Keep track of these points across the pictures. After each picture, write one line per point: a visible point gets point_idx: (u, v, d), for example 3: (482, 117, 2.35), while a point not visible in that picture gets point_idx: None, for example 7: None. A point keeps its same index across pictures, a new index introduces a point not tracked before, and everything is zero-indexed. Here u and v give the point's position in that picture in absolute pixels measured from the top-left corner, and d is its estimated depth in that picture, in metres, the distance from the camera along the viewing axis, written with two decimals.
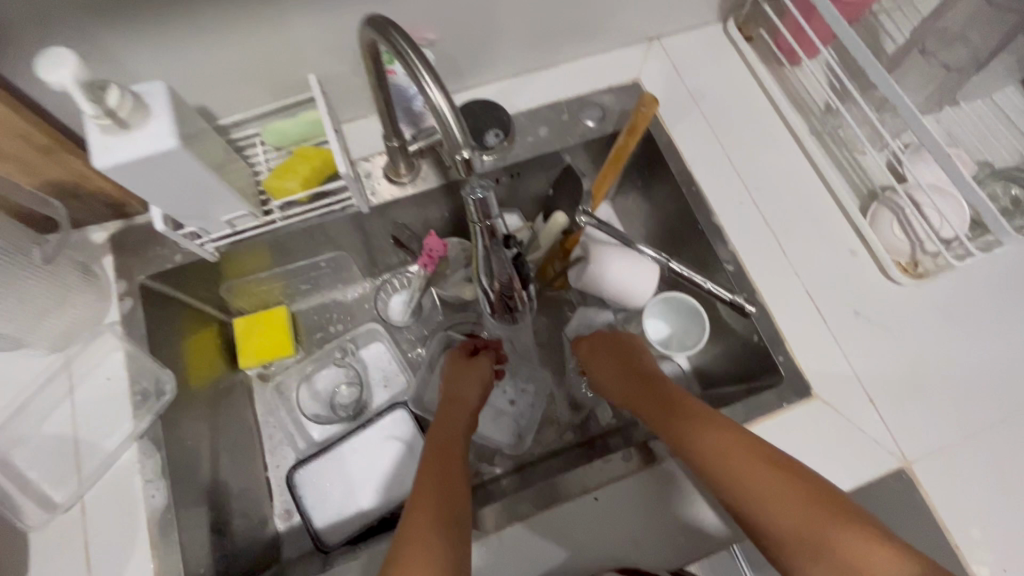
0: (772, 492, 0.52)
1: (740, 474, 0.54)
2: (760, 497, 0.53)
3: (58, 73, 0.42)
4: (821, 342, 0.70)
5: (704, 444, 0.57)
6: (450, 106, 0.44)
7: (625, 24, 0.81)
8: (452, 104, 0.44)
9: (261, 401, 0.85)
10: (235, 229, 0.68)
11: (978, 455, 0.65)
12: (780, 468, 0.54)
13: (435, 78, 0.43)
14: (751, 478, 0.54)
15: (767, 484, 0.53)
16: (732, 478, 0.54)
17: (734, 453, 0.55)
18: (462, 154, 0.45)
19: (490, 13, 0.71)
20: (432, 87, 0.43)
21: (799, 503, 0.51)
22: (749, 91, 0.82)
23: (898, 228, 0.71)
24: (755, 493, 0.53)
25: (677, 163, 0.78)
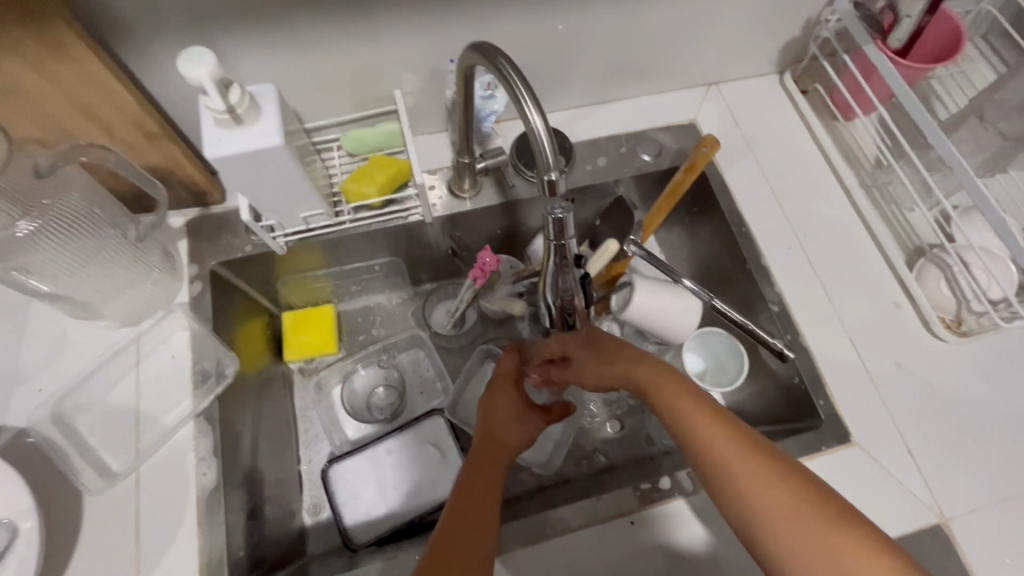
0: (777, 500, 0.48)
1: (742, 474, 0.49)
2: (755, 498, 0.49)
3: (198, 70, 0.46)
4: (863, 390, 0.71)
5: (705, 437, 0.52)
6: (545, 129, 0.47)
7: (688, 68, 0.85)
8: (548, 127, 0.47)
9: (300, 395, 0.87)
10: (308, 225, 0.72)
11: (1017, 518, 0.65)
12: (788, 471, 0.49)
13: (535, 102, 0.47)
14: (754, 481, 0.49)
15: (773, 486, 0.48)
16: (730, 476, 0.50)
17: (738, 450, 0.50)
18: (550, 175, 0.48)
19: (565, 47, 0.75)
20: (532, 110, 0.47)
21: (812, 517, 0.47)
22: (802, 141, 0.86)
23: (944, 286, 0.72)
24: (753, 496, 0.49)
25: (728, 203, 0.81)
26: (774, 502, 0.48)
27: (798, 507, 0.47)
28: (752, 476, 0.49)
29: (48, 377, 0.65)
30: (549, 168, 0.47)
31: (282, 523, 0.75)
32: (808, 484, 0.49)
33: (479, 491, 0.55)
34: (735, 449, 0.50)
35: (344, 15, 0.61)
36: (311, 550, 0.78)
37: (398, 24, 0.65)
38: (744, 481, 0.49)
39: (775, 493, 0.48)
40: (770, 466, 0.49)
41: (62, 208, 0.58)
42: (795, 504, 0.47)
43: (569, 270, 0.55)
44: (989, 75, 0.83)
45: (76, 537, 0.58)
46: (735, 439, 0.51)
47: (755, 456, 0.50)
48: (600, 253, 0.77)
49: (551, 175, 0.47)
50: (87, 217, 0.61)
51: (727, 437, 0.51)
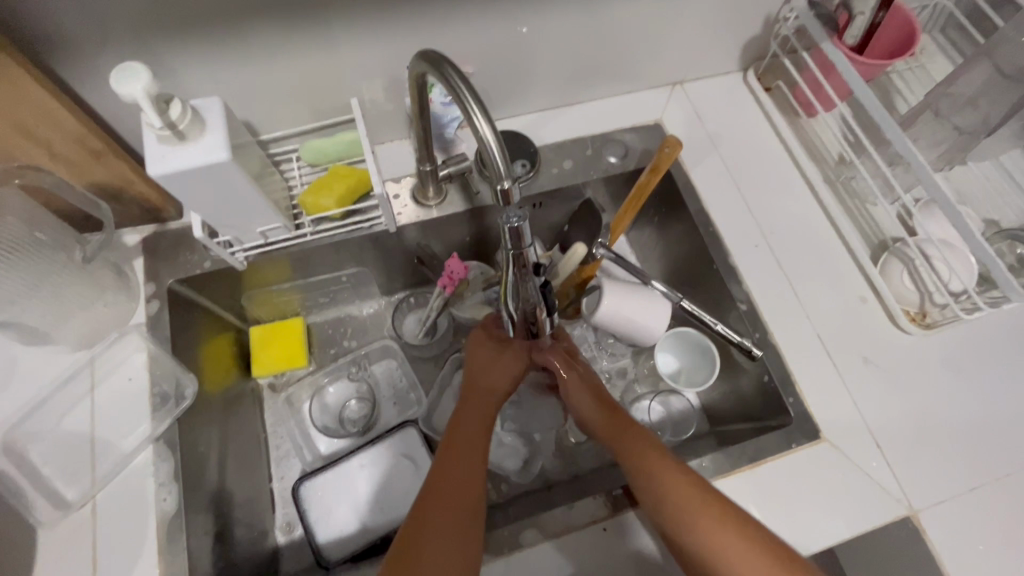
0: (724, 544, 0.53)
1: (691, 521, 0.54)
2: (708, 540, 0.53)
3: (132, 86, 0.44)
4: (831, 385, 0.71)
5: (661, 483, 0.57)
6: (496, 136, 0.47)
7: (651, 69, 0.85)
8: (498, 135, 0.46)
9: (270, 411, 0.86)
10: (267, 240, 0.71)
11: (983, 507, 0.66)
12: (739, 517, 0.54)
13: (483, 110, 0.46)
14: (709, 527, 0.54)
15: (724, 534, 0.53)
16: (684, 523, 0.55)
17: (692, 500, 0.55)
18: (503, 183, 0.47)
19: (525, 50, 0.75)
20: (480, 118, 0.46)
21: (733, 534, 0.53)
22: (767, 139, 0.86)
23: (908, 279, 0.73)
24: (705, 537, 0.53)
25: (695, 203, 0.81)
26: (729, 545, 0.53)
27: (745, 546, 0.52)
28: (704, 524, 0.54)
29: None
30: (502, 175, 0.47)
31: (252, 544, 0.74)
32: (749, 522, 0.54)
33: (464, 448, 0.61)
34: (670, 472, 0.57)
35: (293, 24, 0.60)
36: (284, 571, 0.76)
37: (350, 31, 0.63)
38: (698, 524, 0.54)
39: (731, 537, 0.53)
40: (720, 513, 0.54)
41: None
42: (742, 543, 0.52)
43: (529, 278, 0.54)
44: (946, 68, 0.84)
45: (30, 572, 0.56)
46: (690, 491, 0.56)
47: (703, 504, 0.55)
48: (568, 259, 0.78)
49: (504, 184, 0.47)
50: (28, 242, 0.58)
51: (687, 487, 0.56)
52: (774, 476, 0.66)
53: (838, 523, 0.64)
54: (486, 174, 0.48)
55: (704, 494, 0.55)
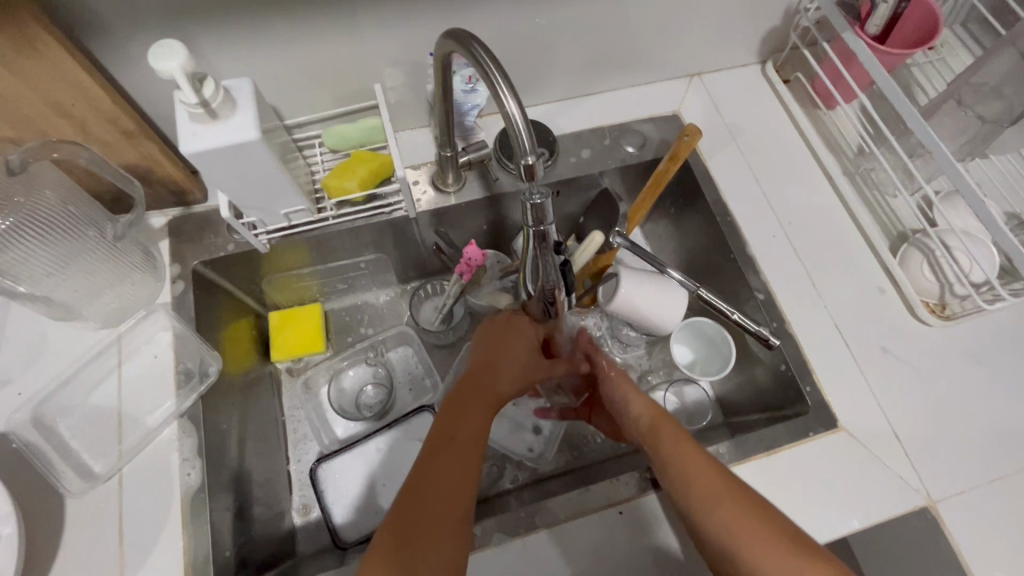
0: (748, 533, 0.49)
1: (717, 515, 0.51)
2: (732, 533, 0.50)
3: (170, 62, 0.46)
4: (849, 374, 0.71)
5: (689, 473, 0.54)
6: (521, 114, 0.47)
7: (671, 59, 0.85)
8: (524, 114, 0.47)
9: (288, 395, 0.87)
10: (290, 223, 0.71)
11: (1004, 500, 0.65)
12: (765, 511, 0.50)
13: (510, 88, 0.47)
14: (738, 519, 0.50)
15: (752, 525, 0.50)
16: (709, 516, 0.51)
17: (725, 495, 0.52)
18: (528, 160, 0.48)
19: (547, 39, 0.75)
20: (506, 95, 0.47)
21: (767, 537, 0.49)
22: (785, 130, 0.86)
23: (928, 269, 0.72)
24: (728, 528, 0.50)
25: (712, 193, 0.81)
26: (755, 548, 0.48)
27: (776, 545, 0.48)
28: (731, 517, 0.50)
29: (28, 380, 0.64)
30: (527, 152, 0.47)
31: (271, 524, 0.75)
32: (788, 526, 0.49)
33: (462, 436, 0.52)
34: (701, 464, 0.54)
35: (320, 10, 0.61)
36: (300, 551, 0.77)
37: (375, 17, 0.64)
38: (723, 518, 0.51)
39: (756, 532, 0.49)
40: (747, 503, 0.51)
41: (34, 206, 0.58)
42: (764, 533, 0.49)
43: (550, 257, 0.55)
44: (967, 61, 0.84)
45: (58, 539, 0.58)
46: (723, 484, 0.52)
47: (737, 497, 0.51)
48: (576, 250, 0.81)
49: (528, 161, 0.48)
50: (61, 217, 0.60)
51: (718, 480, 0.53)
52: (791, 465, 0.66)
53: (853, 511, 0.64)
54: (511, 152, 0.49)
55: (737, 490, 0.52)
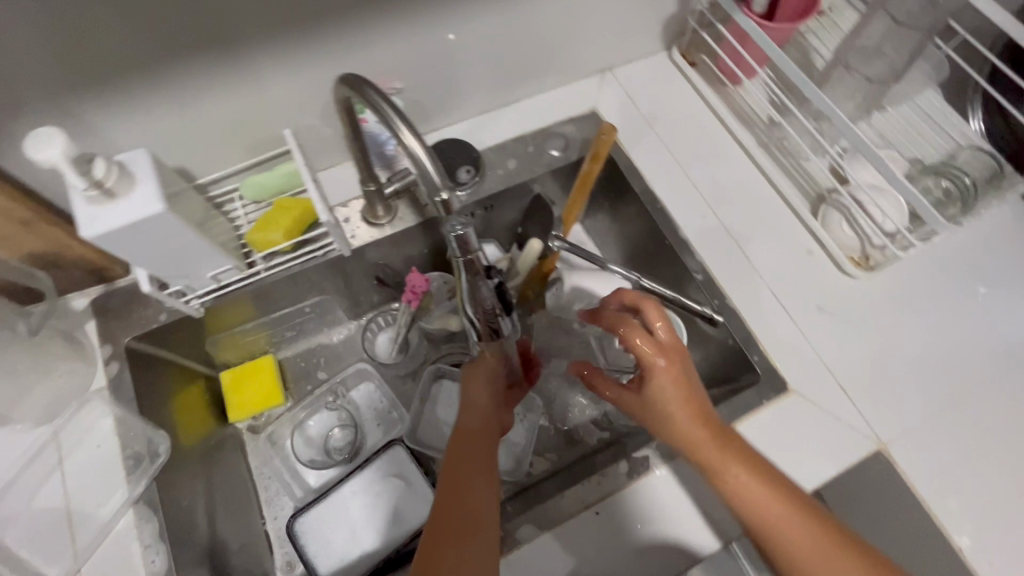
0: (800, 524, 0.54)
1: (763, 507, 0.55)
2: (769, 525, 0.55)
3: (47, 151, 0.43)
4: (791, 337, 0.74)
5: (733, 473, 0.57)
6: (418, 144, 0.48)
7: (579, 58, 0.86)
8: (421, 141, 0.48)
9: (254, 454, 0.86)
10: (220, 283, 0.69)
11: (946, 428, 0.70)
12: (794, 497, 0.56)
13: (408, 125, 0.48)
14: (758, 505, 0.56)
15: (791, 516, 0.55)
16: (758, 513, 0.55)
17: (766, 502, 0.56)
18: (442, 195, 0.49)
19: (452, 58, 0.75)
20: (406, 132, 0.48)
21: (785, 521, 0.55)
22: (699, 111, 0.89)
23: (847, 226, 0.76)
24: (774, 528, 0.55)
25: (639, 184, 0.83)
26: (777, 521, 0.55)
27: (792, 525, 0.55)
28: (771, 513, 0.55)
29: None
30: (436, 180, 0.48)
31: None
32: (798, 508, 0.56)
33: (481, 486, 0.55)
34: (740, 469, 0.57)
35: (211, 63, 0.59)
36: None
37: (272, 62, 0.63)
38: (762, 505, 0.55)
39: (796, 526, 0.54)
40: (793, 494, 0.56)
41: None
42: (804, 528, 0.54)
43: (484, 282, 0.55)
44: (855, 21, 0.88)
45: None
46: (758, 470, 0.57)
47: (788, 501, 0.55)
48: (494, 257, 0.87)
49: (442, 196, 0.49)
50: None
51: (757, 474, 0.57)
52: (749, 435, 0.69)
53: (810, 467, 0.68)
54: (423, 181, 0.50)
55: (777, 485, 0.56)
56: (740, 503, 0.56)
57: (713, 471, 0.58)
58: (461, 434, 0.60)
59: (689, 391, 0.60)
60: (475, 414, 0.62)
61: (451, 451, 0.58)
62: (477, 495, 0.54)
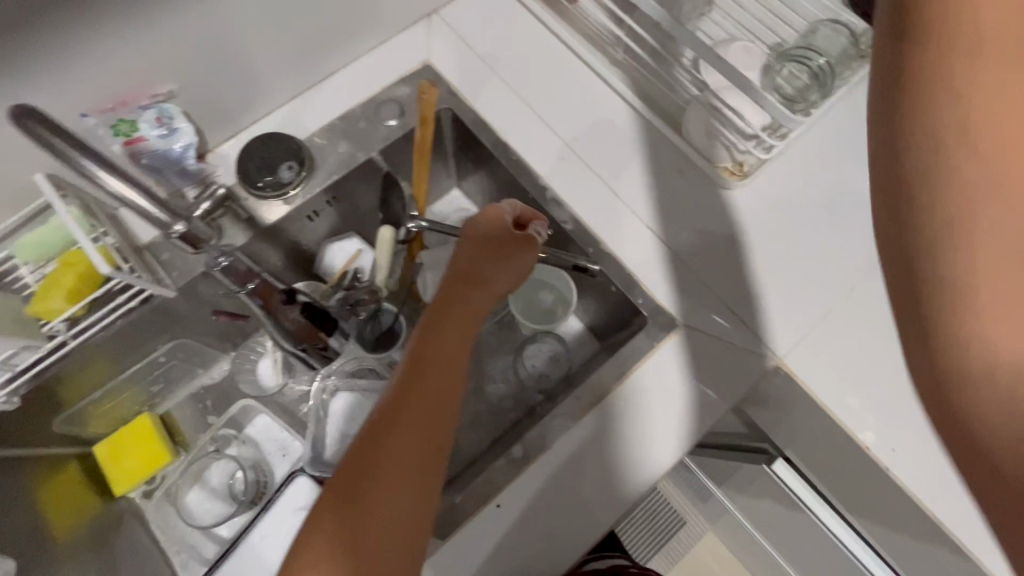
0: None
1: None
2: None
3: None
4: (673, 269, 0.69)
5: (976, 226, 0.33)
6: (126, 185, 0.53)
7: (392, 8, 0.75)
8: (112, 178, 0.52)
9: (154, 519, 0.80)
10: (18, 368, 0.59)
11: (840, 327, 0.67)
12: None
13: (107, 168, 0.52)
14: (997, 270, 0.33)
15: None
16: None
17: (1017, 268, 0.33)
18: (180, 230, 0.58)
19: (227, 41, 0.64)
20: (110, 179, 0.52)
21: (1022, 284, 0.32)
22: (542, 39, 0.79)
23: (710, 137, 0.71)
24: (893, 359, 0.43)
25: (490, 138, 0.75)
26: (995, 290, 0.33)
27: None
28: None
29: None
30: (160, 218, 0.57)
31: None
32: None
33: (418, 420, 0.54)
34: (984, 174, 0.33)
35: None
36: None
37: None
38: (997, 265, 0.33)
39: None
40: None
41: None
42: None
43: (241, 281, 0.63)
44: None
45: None
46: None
47: None
48: (353, 253, 0.81)
49: (178, 230, 0.58)
50: None
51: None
52: (643, 385, 0.66)
53: (707, 400, 0.65)
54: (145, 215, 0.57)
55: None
56: (931, 255, 0.34)
57: (957, 219, 0.34)
58: (421, 345, 0.58)
59: (997, 92, 0.34)
60: (447, 334, 0.59)
61: (408, 368, 0.56)
62: (445, 432, 0.55)
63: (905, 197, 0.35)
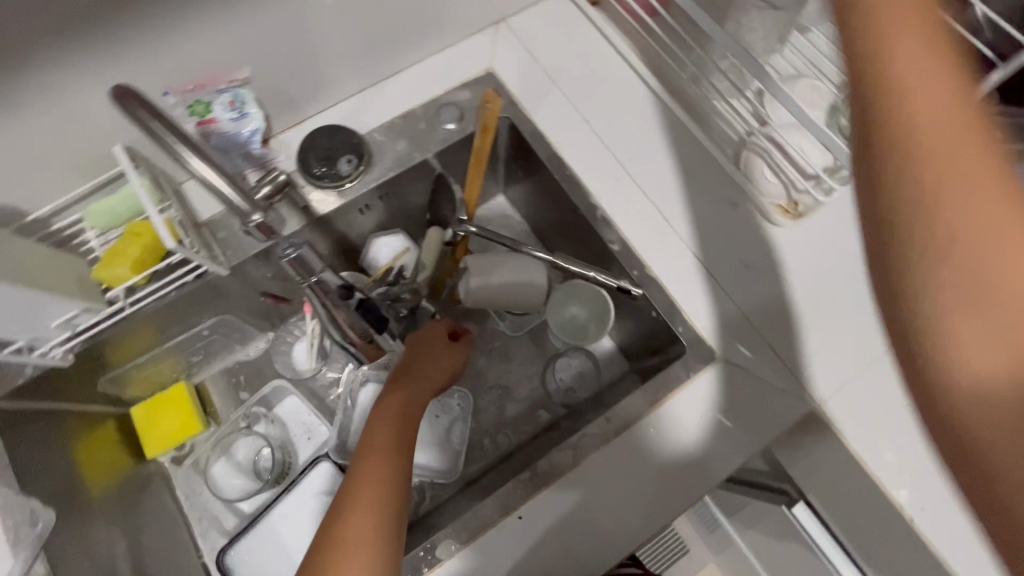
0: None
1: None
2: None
3: None
4: (717, 302, 0.69)
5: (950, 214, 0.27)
6: (216, 175, 0.54)
7: (463, 14, 0.76)
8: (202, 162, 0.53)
9: (182, 486, 0.83)
10: (77, 329, 0.62)
11: (883, 378, 0.65)
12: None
13: (202, 156, 0.53)
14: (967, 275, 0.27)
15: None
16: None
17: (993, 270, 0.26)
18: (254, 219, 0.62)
19: (304, 35, 0.65)
20: (201, 165, 0.53)
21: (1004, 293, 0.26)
22: (606, 57, 0.80)
23: (770, 173, 0.69)
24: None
25: (545, 151, 0.75)
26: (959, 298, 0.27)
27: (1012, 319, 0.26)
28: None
29: None
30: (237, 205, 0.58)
31: None
32: None
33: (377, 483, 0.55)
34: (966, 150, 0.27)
35: None
36: None
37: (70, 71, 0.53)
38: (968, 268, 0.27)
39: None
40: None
41: None
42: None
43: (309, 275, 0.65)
44: None
45: None
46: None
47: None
48: (398, 250, 0.82)
49: (255, 219, 0.62)
50: None
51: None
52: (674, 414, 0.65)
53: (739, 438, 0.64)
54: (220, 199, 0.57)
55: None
56: (909, 308, 0.29)
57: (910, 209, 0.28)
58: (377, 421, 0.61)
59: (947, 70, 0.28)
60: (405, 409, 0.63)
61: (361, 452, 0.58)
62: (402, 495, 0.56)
63: (885, 253, 0.30)
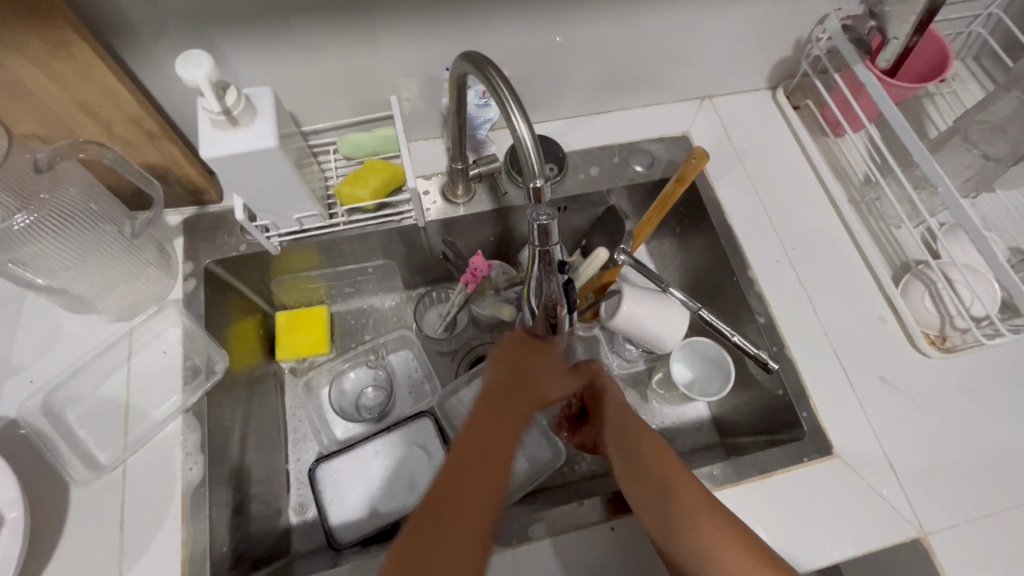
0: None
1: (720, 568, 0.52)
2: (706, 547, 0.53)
3: (192, 72, 0.48)
4: (846, 402, 0.71)
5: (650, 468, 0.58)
6: (457, 134, 0.67)
7: (681, 82, 0.86)
8: (534, 136, 0.49)
9: (291, 394, 0.86)
10: (302, 226, 0.73)
11: (999, 530, 0.65)
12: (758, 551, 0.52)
13: (460, 124, 0.65)
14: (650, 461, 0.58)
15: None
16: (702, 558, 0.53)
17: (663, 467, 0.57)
18: (457, 165, 0.73)
19: (558, 59, 0.77)
20: (458, 122, 0.65)
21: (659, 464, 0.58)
22: (793, 155, 0.87)
23: (929, 301, 0.73)
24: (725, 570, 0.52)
25: (718, 215, 0.82)
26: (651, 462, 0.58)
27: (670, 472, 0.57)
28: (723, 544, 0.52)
29: (41, 367, 0.67)
30: (458, 155, 0.71)
31: (267, 521, 0.74)
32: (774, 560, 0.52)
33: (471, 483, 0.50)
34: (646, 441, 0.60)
35: (341, 22, 0.63)
36: (295, 550, 0.76)
37: (394, 31, 0.66)
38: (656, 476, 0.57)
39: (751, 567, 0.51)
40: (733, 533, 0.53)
41: (58, 204, 0.60)
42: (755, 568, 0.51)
43: (553, 276, 0.55)
44: (978, 95, 0.85)
45: (62, 527, 0.60)
46: (721, 525, 0.54)
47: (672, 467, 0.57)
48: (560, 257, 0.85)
49: (459, 167, 0.73)
50: (84, 213, 0.62)
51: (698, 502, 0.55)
52: (787, 489, 0.66)
53: (839, 539, 0.64)
54: (450, 144, 0.69)
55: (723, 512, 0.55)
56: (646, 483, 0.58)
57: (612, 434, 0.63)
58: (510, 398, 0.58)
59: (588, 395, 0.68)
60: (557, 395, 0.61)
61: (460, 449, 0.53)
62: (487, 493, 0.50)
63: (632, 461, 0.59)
